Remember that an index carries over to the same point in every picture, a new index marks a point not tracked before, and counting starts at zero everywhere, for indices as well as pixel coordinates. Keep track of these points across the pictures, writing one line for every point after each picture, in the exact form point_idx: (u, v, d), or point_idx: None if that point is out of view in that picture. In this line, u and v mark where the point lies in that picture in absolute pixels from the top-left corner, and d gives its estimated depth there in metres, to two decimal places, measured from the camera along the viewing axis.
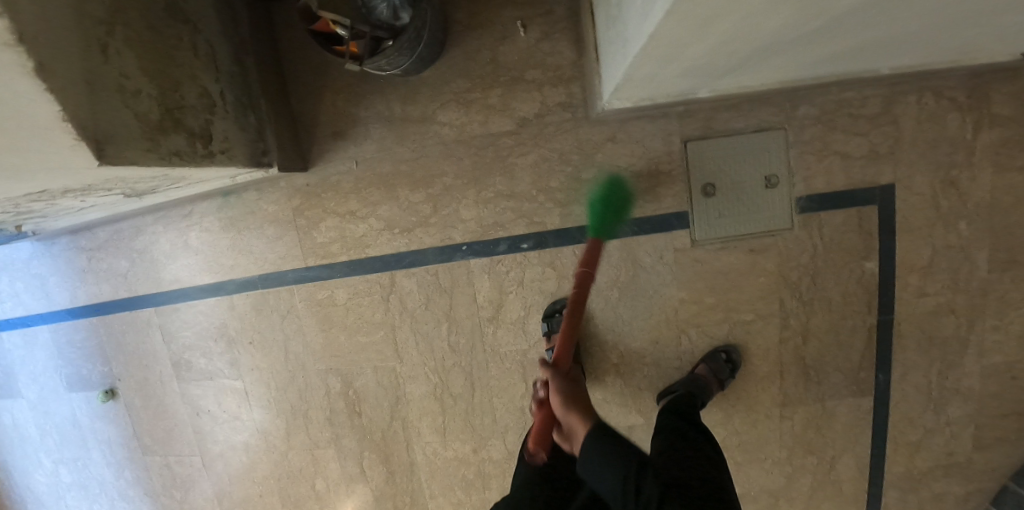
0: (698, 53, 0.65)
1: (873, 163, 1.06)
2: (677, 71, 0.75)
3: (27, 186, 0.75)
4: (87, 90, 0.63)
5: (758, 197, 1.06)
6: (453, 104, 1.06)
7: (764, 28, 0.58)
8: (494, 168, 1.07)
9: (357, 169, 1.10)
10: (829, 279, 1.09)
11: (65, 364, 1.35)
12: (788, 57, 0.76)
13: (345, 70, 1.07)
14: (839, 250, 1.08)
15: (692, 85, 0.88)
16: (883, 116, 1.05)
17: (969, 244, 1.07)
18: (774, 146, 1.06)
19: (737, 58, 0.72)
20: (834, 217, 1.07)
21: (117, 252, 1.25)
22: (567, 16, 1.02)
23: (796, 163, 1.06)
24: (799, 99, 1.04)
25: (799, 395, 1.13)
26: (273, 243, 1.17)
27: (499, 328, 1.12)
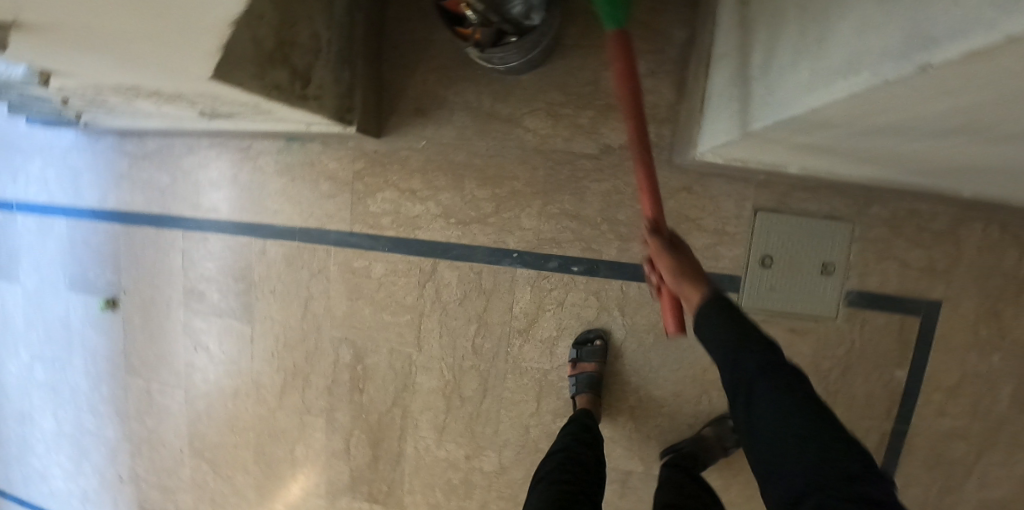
0: (833, 130, 0.65)
1: (930, 277, 1.07)
2: (796, 140, 0.75)
3: (121, 81, 0.70)
4: None
5: (811, 281, 1.07)
6: (543, 112, 1.05)
7: (914, 128, 0.58)
8: (566, 186, 1.06)
9: (430, 150, 1.08)
10: (858, 378, 1.09)
11: (72, 263, 1.31)
12: (899, 158, 0.77)
13: (446, 52, 1.06)
14: (875, 352, 1.08)
15: (790, 158, 0.88)
16: (947, 234, 1.06)
17: (997, 377, 1.08)
18: (840, 237, 1.06)
19: (856, 145, 0.72)
20: (879, 319, 1.08)
21: (163, 166, 1.23)
22: (675, 61, 1.04)
23: (856, 257, 1.07)
24: (875, 198, 1.06)
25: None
26: (324, 199, 1.14)
27: (527, 342, 1.10)
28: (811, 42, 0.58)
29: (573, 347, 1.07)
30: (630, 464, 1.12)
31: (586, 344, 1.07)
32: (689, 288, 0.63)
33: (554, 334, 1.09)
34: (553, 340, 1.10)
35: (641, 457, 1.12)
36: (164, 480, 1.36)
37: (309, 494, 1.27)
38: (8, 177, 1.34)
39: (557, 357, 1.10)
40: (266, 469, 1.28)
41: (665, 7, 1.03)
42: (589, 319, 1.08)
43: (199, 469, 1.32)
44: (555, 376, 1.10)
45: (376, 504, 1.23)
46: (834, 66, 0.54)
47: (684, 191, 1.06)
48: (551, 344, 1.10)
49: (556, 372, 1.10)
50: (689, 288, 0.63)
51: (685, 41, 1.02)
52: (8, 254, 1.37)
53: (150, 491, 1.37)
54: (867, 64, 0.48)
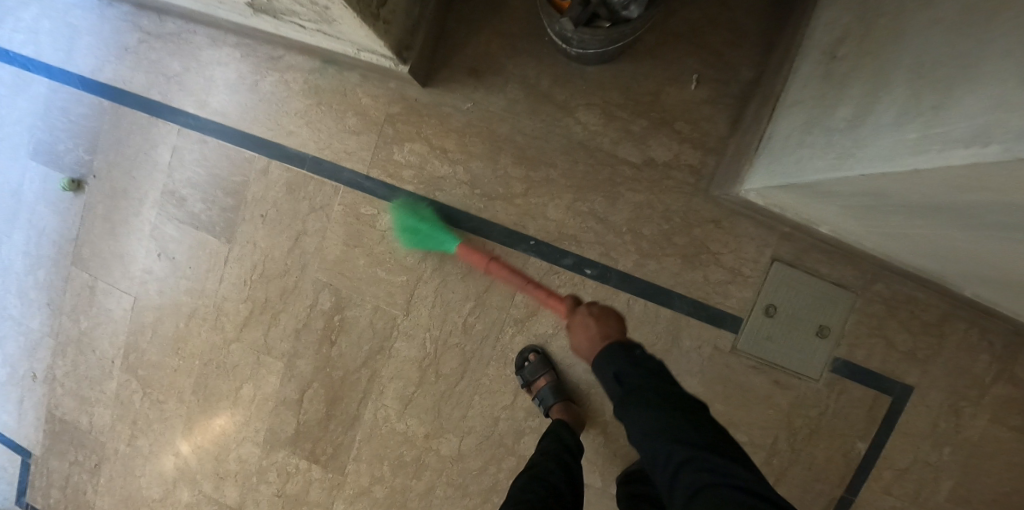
0: (906, 199, 0.64)
1: (913, 364, 1.10)
2: (861, 200, 0.74)
3: None
4: None
5: (804, 341, 1.09)
6: (597, 109, 1.03)
7: (992, 219, 0.58)
8: (601, 188, 1.04)
9: (474, 115, 1.04)
10: (822, 443, 1.12)
11: (42, 130, 1.19)
12: (942, 244, 0.77)
13: (517, 21, 1.02)
14: (843, 422, 1.12)
15: (835, 217, 0.88)
16: (935, 327, 1.10)
17: (943, 469, 1.12)
18: (840, 305, 1.09)
19: (912, 221, 0.72)
20: (856, 392, 1.11)
21: (176, 52, 1.13)
22: (737, 94, 1.03)
23: (850, 327, 1.09)
24: (880, 277, 1.09)
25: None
26: (346, 134, 1.07)
27: (520, 333, 1.06)
28: (927, 106, 0.56)
29: (516, 373, 1.05)
30: (590, 478, 1.10)
31: (524, 364, 1.05)
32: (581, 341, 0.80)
33: (550, 331, 1.06)
34: (547, 338, 1.06)
35: (602, 473, 1.10)
36: (85, 389, 1.24)
37: (244, 440, 1.17)
38: None
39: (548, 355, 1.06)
40: (203, 401, 1.18)
41: (740, 40, 1.02)
42: None
43: (128, 386, 1.22)
44: None
45: (315, 464, 1.15)
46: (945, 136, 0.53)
47: (711, 223, 1.06)
48: (544, 340, 1.06)
49: None
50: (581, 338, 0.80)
51: (752, 78, 1.02)
52: None
53: (65, 399, 1.26)
54: (992, 140, 0.46)
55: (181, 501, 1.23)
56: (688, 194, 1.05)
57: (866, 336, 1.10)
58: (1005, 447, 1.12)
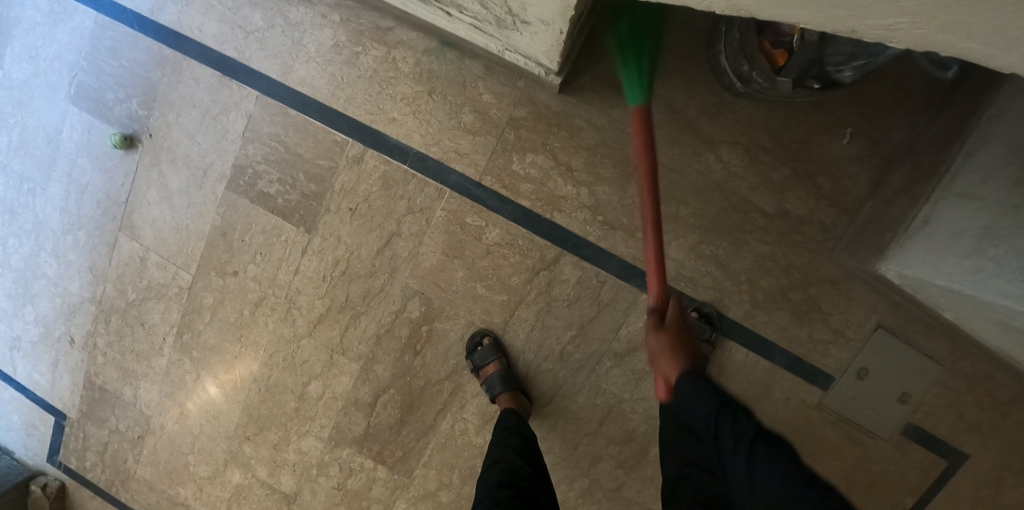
0: None
1: (981, 440, 1.06)
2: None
3: None
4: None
5: (885, 406, 1.06)
6: (741, 148, 0.94)
7: None
8: (728, 231, 0.97)
9: (608, 133, 0.92)
10: (879, 500, 1.11)
11: (88, 71, 1.03)
12: None
13: (678, 36, 0.90)
14: (902, 483, 1.09)
15: (977, 319, 0.85)
16: None
17: None
18: (928, 377, 1.05)
19: None
20: (919, 455, 1.09)
21: (260, 3, 0.97)
22: (887, 153, 0.95)
23: (933, 397, 1.06)
24: (972, 353, 1.04)
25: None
26: (460, 134, 0.95)
27: (616, 367, 1.02)
28: None
29: (469, 356, 1.01)
30: None
31: (476, 351, 1.00)
32: (668, 366, 0.77)
33: (648, 369, 1.02)
34: (643, 375, 1.02)
35: None
36: (129, 362, 1.15)
37: (307, 433, 1.11)
38: None
39: (640, 392, 1.03)
40: (265, 389, 1.11)
41: (901, 96, 0.94)
42: None
43: (180, 365, 1.13)
44: (628, 407, 1.04)
45: (380, 465, 1.10)
46: None
47: (829, 282, 1.01)
48: (640, 377, 1.02)
49: (632, 403, 1.04)
50: (667, 365, 0.78)
51: (905, 138, 0.94)
52: None
53: (106, 369, 1.16)
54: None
55: (231, 482, 1.16)
56: (813, 251, 0.99)
57: (943, 407, 1.06)
58: None
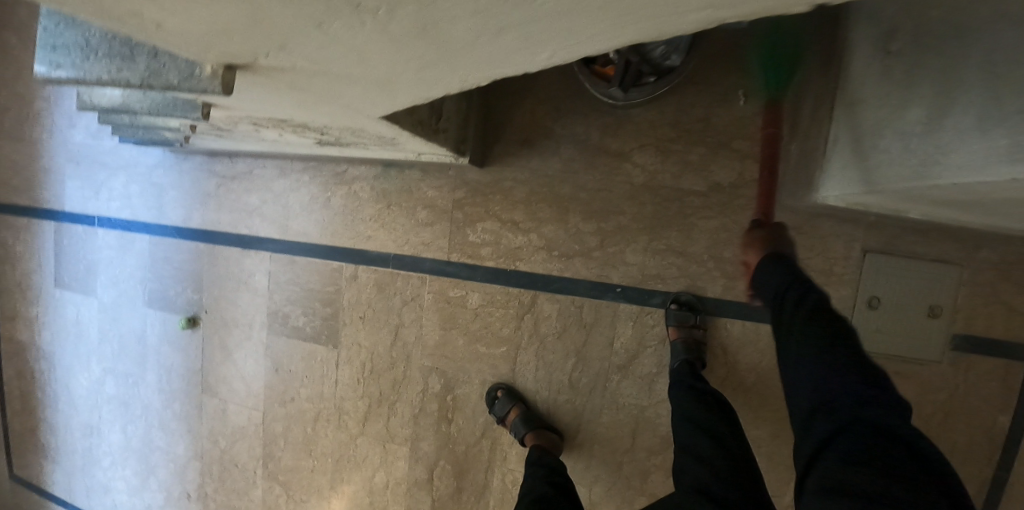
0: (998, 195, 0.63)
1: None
2: (959, 194, 0.69)
3: (279, 113, 0.65)
4: (387, 98, 0.53)
5: (917, 326, 1.06)
6: (651, 149, 1.04)
7: None
8: (673, 222, 1.05)
9: (534, 182, 1.07)
10: (962, 425, 1.07)
11: (153, 280, 1.34)
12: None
13: (557, 85, 1.05)
14: (978, 400, 1.06)
15: (927, 206, 0.85)
16: None
17: None
18: (949, 279, 1.04)
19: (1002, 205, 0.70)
20: (984, 365, 1.06)
21: (251, 187, 1.25)
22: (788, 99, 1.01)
23: (962, 301, 1.05)
24: (983, 243, 1.03)
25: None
26: (421, 227, 1.13)
27: (625, 378, 1.08)
28: (1006, 106, 0.55)
29: (489, 409, 1.11)
30: None
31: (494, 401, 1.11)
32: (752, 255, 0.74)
33: (654, 371, 1.07)
34: (653, 378, 1.07)
35: None
36: (235, 501, 1.35)
37: None
38: (90, 191, 1.38)
39: (657, 395, 1.07)
40: (342, 492, 1.26)
41: None
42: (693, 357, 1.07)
43: (273, 491, 1.31)
44: (653, 413, 1.08)
45: None
46: None
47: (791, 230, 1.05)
48: (650, 380, 1.07)
49: (654, 407, 1.08)
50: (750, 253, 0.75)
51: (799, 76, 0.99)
52: (87, 270, 1.41)
53: None
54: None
55: None
56: None
57: (975, 307, 1.05)
58: None
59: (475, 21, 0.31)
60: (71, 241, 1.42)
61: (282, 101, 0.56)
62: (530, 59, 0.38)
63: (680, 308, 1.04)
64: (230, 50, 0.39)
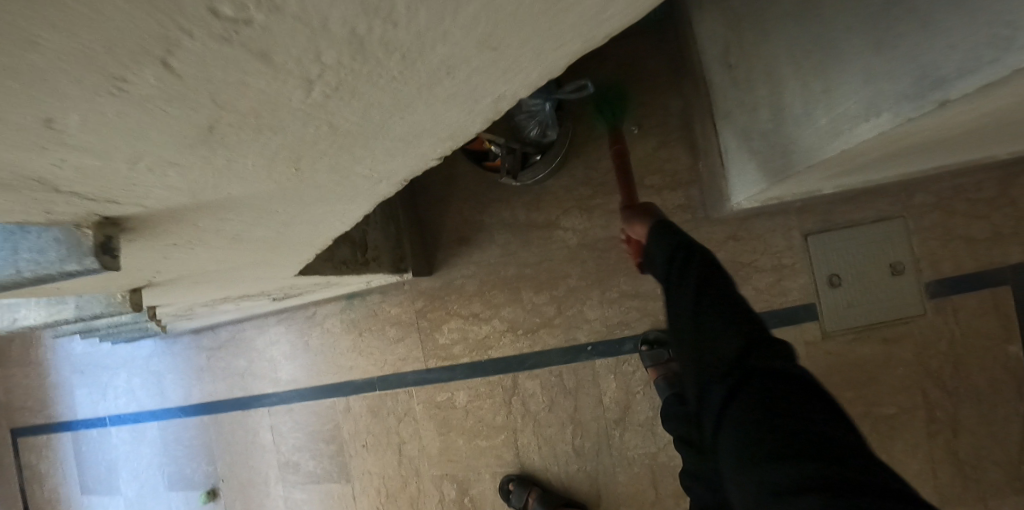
0: (865, 159, 0.62)
1: (990, 251, 1.04)
2: (846, 164, 0.66)
3: (209, 296, 0.69)
4: (285, 266, 0.56)
5: (885, 286, 1.05)
6: (575, 211, 1.10)
7: (947, 135, 0.53)
8: (618, 269, 1.08)
9: (482, 273, 1.14)
10: (976, 367, 1.04)
11: (169, 463, 1.40)
12: (926, 156, 0.71)
13: (473, 182, 1.13)
14: (979, 337, 1.04)
15: (831, 178, 0.85)
16: (1003, 198, 1.02)
17: None
18: (897, 234, 1.04)
19: (884, 160, 0.68)
20: (969, 302, 1.04)
21: (237, 351, 1.32)
22: (681, 126, 1.06)
23: (919, 249, 1.05)
24: (914, 189, 1.04)
25: (958, 498, 1.05)
26: (394, 344, 1.19)
27: (626, 431, 1.08)
28: (816, 91, 0.53)
29: (506, 502, 1.10)
30: None
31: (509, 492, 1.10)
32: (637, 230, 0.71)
33: (650, 414, 1.07)
34: (651, 421, 1.07)
35: None
36: None
37: None
38: (98, 394, 1.48)
39: (661, 437, 1.07)
40: None
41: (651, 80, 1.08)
42: None
43: None
44: (665, 456, 1.07)
45: None
46: (846, 112, 0.49)
47: (731, 239, 1.07)
48: (649, 425, 1.07)
49: (664, 451, 1.07)
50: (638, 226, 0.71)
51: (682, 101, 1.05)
52: (108, 471, 1.47)
53: None
54: (885, 105, 0.43)
55: None
56: (694, 228, 1.08)
57: (933, 251, 1.05)
58: None
59: (260, 221, 0.35)
60: (89, 446, 1.49)
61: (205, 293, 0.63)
62: (342, 210, 0.41)
63: (652, 348, 1.04)
64: (125, 282, 0.44)
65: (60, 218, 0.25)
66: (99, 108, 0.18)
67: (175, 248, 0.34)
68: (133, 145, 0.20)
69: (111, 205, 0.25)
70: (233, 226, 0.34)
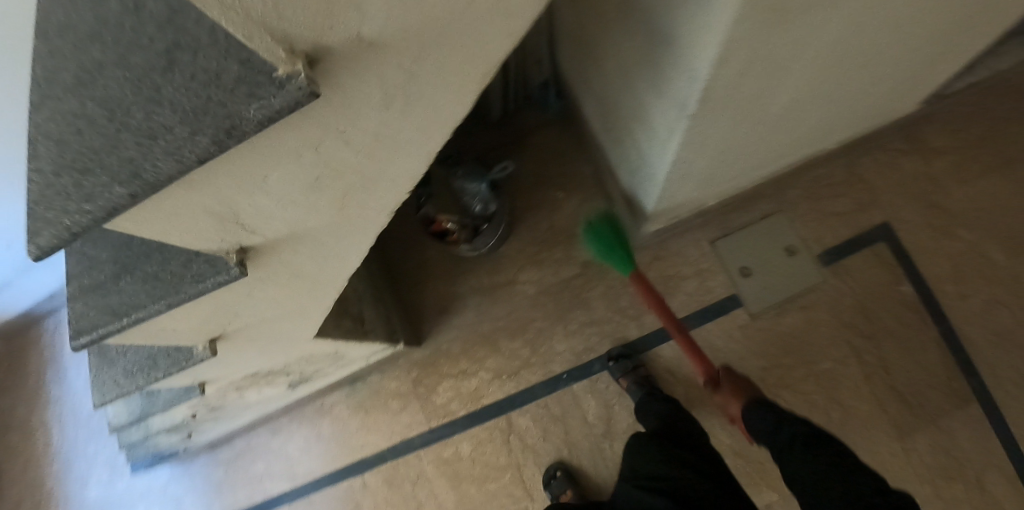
0: (702, 168, 0.88)
1: (856, 220, 1.30)
2: (707, 166, 0.88)
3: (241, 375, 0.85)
4: (306, 325, 0.71)
5: (785, 265, 1.29)
6: (528, 266, 1.33)
7: (735, 139, 0.79)
8: (572, 304, 1.30)
9: (462, 334, 1.33)
10: (882, 310, 1.25)
11: None
12: (754, 160, 0.98)
13: (440, 260, 1.35)
14: (873, 285, 1.26)
15: (707, 193, 1.10)
16: (850, 178, 1.31)
17: (976, 245, 1.26)
18: (782, 224, 1.30)
19: (723, 168, 0.94)
20: (857, 262, 1.27)
21: (252, 457, 1.40)
22: (593, 182, 1.34)
23: (803, 231, 1.30)
24: (784, 187, 1.31)
25: (912, 426, 1.20)
26: (398, 414, 1.33)
27: (614, 441, 1.24)
28: (646, 128, 0.80)
29: None
30: (762, 501, 1.18)
31: None
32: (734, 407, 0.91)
33: (630, 422, 1.24)
34: (632, 428, 1.24)
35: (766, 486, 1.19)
36: None
37: None
38: None
39: None
40: None
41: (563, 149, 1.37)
42: None
43: None
44: None
45: None
46: (661, 136, 0.75)
47: (654, 259, 1.31)
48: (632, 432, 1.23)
49: None
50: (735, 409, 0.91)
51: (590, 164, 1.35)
52: None
53: None
54: (671, 126, 0.68)
55: None
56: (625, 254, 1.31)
57: (815, 230, 1.30)
58: (990, 199, 1.27)
59: (317, 254, 0.50)
60: None
61: (247, 364, 0.79)
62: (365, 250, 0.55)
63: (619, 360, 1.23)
64: (204, 335, 0.57)
65: (213, 246, 0.40)
66: (277, 157, 0.33)
67: (261, 280, 0.49)
68: (279, 178, 0.35)
69: (244, 232, 0.40)
70: (299, 258, 0.49)
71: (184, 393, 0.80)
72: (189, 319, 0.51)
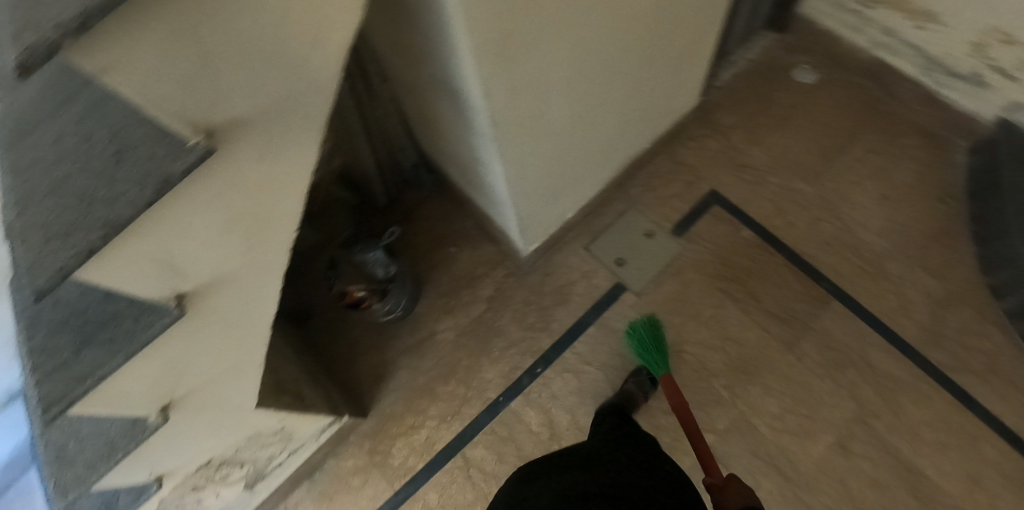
0: (538, 182, 1.11)
1: (688, 195, 1.60)
2: (543, 181, 1.12)
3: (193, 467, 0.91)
4: (246, 384, 0.82)
5: (648, 246, 1.55)
6: (443, 315, 1.50)
7: (548, 151, 1.03)
8: (490, 334, 1.47)
9: (401, 394, 1.44)
10: (735, 254, 1.53)
11: None
12: (581, 168, 1.24)
13: (365, 335, 1.49)
14: (720, 238, 1.55)
15: (560, 207, 1.34)
16: (673, 166, 1.64)
17: (781, 185, 1.60)
18: (635, 216, 1.58)
19: (558, 179, 1.19)
20: (701, 225, 1.56)
21: None
22: (476, 229, 1.57)
23: (652, 215, 1.58)
24: (626, 189, 1.61)
25: (791, 335, 1.44)
26: (362, 489, 1.38)
27: (561, 440, 1.37)
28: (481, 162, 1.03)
29: None
30: None
31: None
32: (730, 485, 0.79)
33: (568, 418, 1.39)
34: (572, 423, 1.38)
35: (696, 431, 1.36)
36: None
37: None
38: None
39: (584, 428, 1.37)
40: None
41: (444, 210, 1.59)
42: (577, 387, 1.41)
43: None
44: None
45: None
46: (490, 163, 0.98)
47: (546, 275, 1.52)
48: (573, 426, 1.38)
49: None
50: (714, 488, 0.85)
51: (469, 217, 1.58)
52: None
53: None
54: (490, 150, 0.91)
55: None
56: (521, 280, 1.52)
57: (661, 211, 1.58)
58: (776, 151, 1.64)
59: (237, 297, 0.66)
60: None
61: (202, 449, 0.88)
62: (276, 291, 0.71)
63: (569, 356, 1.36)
64: (157, 400, 0.68)
65: (162, 293, 0.56)
66: (198, 206, 0.50)
67: (196, 327, 0.63)
68: (203, 225, 0.53)
69: (181, 278, 0.56)
70: (223, 302, 0.64)
71: (146, 492, 0.87)
72: (142, 380, 0.62)
